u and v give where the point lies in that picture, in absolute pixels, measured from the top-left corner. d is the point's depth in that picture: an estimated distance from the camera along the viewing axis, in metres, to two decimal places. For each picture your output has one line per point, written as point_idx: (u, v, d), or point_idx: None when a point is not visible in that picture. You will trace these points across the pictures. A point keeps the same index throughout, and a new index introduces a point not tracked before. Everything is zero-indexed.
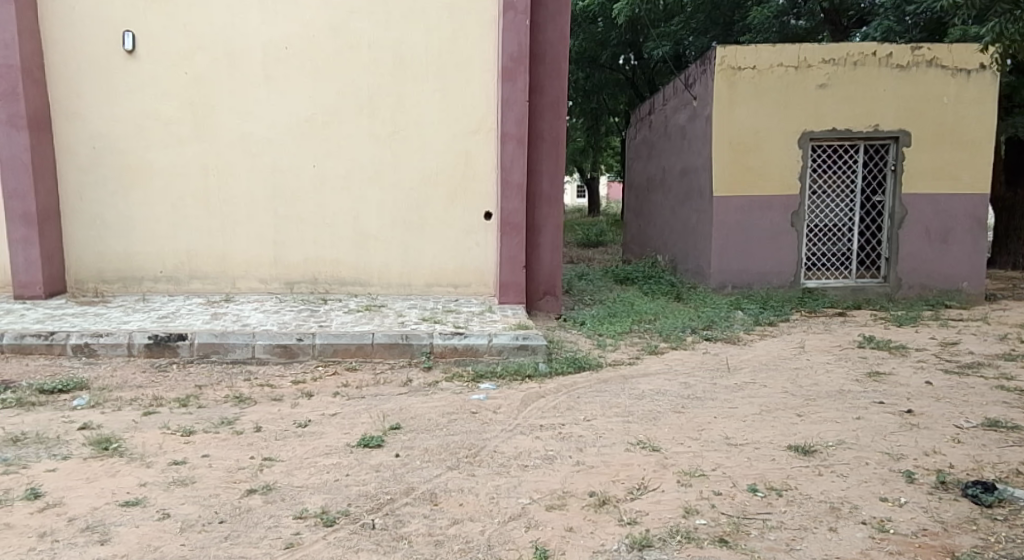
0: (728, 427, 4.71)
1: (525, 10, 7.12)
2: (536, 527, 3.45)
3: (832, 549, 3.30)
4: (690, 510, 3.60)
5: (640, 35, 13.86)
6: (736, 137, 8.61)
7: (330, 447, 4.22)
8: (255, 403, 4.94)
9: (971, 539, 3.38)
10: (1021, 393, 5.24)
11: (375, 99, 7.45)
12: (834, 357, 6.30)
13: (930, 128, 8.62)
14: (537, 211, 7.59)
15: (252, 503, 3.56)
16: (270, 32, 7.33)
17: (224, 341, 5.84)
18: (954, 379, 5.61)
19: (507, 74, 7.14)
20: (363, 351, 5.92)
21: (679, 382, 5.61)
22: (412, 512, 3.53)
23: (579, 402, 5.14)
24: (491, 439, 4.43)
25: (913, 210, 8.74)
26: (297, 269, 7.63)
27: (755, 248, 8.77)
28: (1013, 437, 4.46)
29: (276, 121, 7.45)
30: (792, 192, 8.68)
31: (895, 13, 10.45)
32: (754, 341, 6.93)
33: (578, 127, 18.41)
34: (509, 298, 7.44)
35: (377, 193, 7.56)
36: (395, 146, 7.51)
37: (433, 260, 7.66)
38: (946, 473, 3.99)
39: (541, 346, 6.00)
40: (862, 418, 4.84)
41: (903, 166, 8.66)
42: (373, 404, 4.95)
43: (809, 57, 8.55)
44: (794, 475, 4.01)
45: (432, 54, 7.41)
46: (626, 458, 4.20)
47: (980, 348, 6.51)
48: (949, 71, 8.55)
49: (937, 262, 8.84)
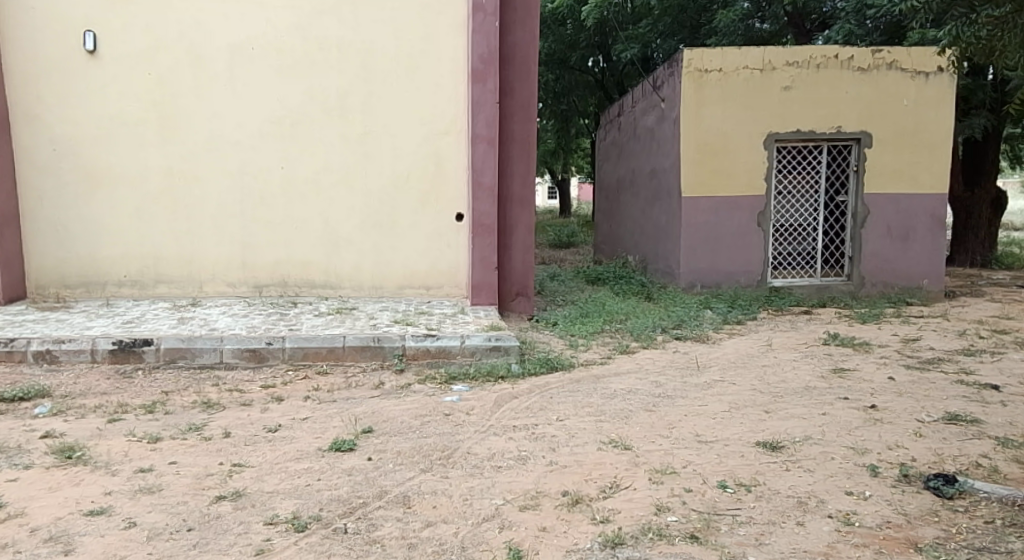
0: (699, 424, 4.78)
1: (494, 11, 7.15)
2: (510, 527, 3.47)
3: (800, 543, 3.36)
4: (662, 507, 3.65)
5: (608, 37, 13.97)
6: (703, 138, 8.71)
7: (301, 451, 4.20)
8: (223, 408, 4.91)
9: (933, 530, 3.46)
10: (980, 387, 5.39)
11: (344, 100, 7.43)
12: (800, 354, 6.41)
13: (891, 130, 8.81)
14: (508, 213, 7.63)
15: (221, 509, 3.54)
16: (235, 32, 7.27)
17: (191, 346, 5.78)
18: (916, 374, 5.75)
19: (477, 75, 7.17)
20: (334, 355, 5.89)
21: (650, 381, 5.67)
22: (384, 515, 3.54)
23: (552, 402, 5.18)
24: (464, 441, 4.45)
25: (876, 209, 8.92)
26: (266, 272, 7.58)
27: (722, 247, 8.88)
28: (972, 430, 4.58)
29: (243, 122, 7.39)
30: (758, 192, 8.81)
31: (856, 17, 10.63)
32: (723, 339, 7.03)
33: (548, 129, 18.48)
34: (481, 300, 7.44)
35: (347, 196, 7.54)
36: (365, 147, 7.49)
37: (404, 262, 7.65)
38: (908, 466, 4.09)
39: (514, 347, 6.04)
40: (827, 413, 4.94)
41: (865, 167, 8.83)
42: (344, 408, 4.94)
43: (774, 59, 8.70)
44: (762, 471, 4.08)
45: (401, 55, 7.42)
46: (598, 457, 4.24)
47: (940, 344, 6.67)
48: (908, 74, 8.75)
49: (899, 260, 9.03)
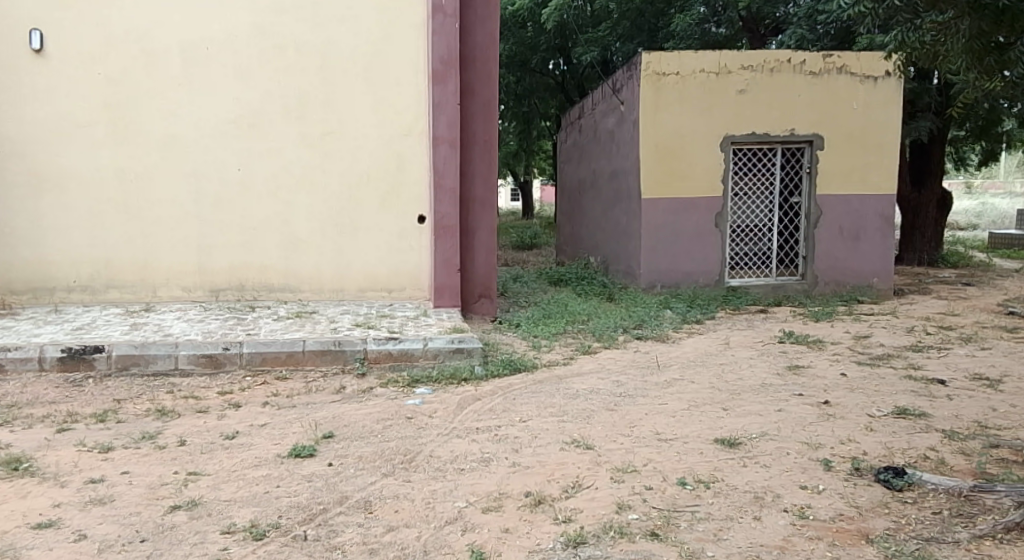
0: (659, 423, 4.86)
1: (453, 13, 7.18)
2: (472, 530, 3.50)
3: (757, 537, 3.44)
4: (623, 506, 3.71)
5: (568, 40, 14.09)
6: (662, 141, 8.82)
7: (259, 458, 4.17)
8: (179, 416, 4.85)
9: (884, 522, 3.56)
10: (928, 381, 5.57)
11: (302, 101, 7.38)
12: (756, 352, 6.55)
13: (841, 133, 9.04)
14: (470, 215, 7.67)
15: (175, 519, 3.50)
16: (190, 31, 7.19)
17: (144, 353, 5.69)
18: (867, 369, 5.92)
19: (438, 76, 7.20)
20: (293, 360, 5.86)
21: (612, 380, 5.75)
22: (345, 521, 3.53)
23: (515, 403, 5.22)
24: (428, 444, 4.46)
25: (829, 210, 9.13)
26: (222, 276, 7.49)
27: (681, 248, 9.01)
28: (920, 424, 4.72)
29: (199, 123, 7.30)
30: (715, 194, 8.96)
31: (808, 22, 10.88)
32: (682, 338, 7.15)
33: (510, 131, 18.57)
34: (444, 302, 7.45)
35: (307, 197, 7.49)
36: (324, 148, 7.45)
37: (364, 264, 7.63)
38: (860, 460, 4.21)
39: (477, 349, 6.08)
40: (783, 410, 5.06)
41: (817, 169, 9.03)
42: (304, 413, 4.92)
43: (729, 63, 8.85)
44: (720, 467, 4.17)
45: (361, 55, 7.40)
46: (560, 457, 4.29)
47: (890, 340, 6.87)
48: (858, 78, 8.99)
49: (851, 260, 9.26)
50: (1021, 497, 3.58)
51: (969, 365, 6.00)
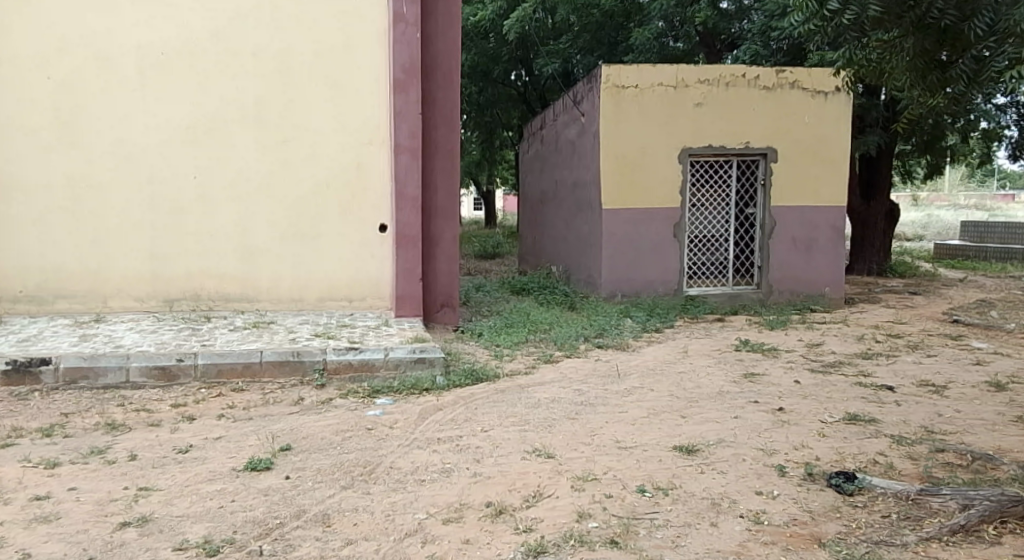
0: (619, 430, 4.92)
1: (415, 22, 7.21)
2: (432, 542, 3.50)
3: (713, 543, 3.50)
4: (583, 514, 3.75)
5: (530, 52, 14.21)
6: (621, 152, 8.93)
7: (213, 472, 4.13)
8: (130, 429, 4.78)
9: (835, 526, 3.65)
10: (877, 388, 5.72)
11: (261, 109, 7.33)
12: (713, 360, 6.67)
13: (794, 147, 9.25)
14: (432, 224, 7.69)
15: (125, 536, 3.44)
16: (144, 36, 7.11)
17: (94, 365, 5.58)
18: (820, 376, 6.06)
19: (399, 85, 7.22)
20: (250, 371, 5.80)
21: (573, 389, 5.80)
22: (303, 535, 3.52)
23: (477, 413, 5.23)
24: (388, 455, 4.46)
25: (783, 221, 9.33)
26: (177, 285, 7.38)
27: (641, 258, 9.12)
28: (870, 429, 4.86)
29: (153, 130, 7.21)
30: (674, 205, 9.10)
31: (762, 38, 11.13)
32: (642, 346, 7.24)
33: (473, 140, 18.66)
34: (405, 311, 7.44)
35: (266, 206, 7.43)
36: (283, 155, 7.41)
37: (324, 272, 7.59)
38: (813, 465, 4.31)
39: (439, 358, 6.09)
40: (739, 416, 5.16)
41: (771, 181, 9.23)
42: (261, 426, 4.88)
43: (686, 77, 9.01)
44: (677, 474, 4.24)
45: (320, 62, 7.38)
46: (522, 467, 4.32)
47: (841, 348, 7.04)
48: (809, 93, 9.22)
49: (804, 269, 9.47)
50: (965, 500, 3.70)
51: (916, 371, 6.18)
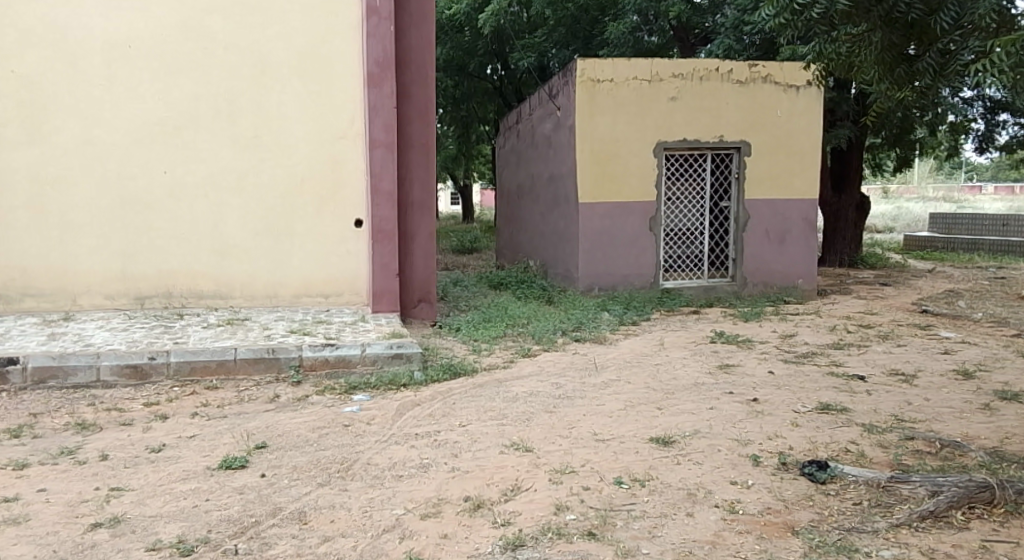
0: (596, 423, 4.95)
1: (388, 16, 7.17)
2: (410, 537, 3.50)
3: (689, 533, 3.54)
4: (561, 507, 3.77)
5: (505, 45, 14.19)
6: (598, 146, 8.95)
7: (187, 471, 4.10)
8: (101, 429, 4.73)
9: (808, 514, 3.70)
10: (849, 377, 5.81)
11: (233, 103, 7.27)
12: (689, 351, 6.72)
13: (767, 140, 9.33)
14: (408, 219, 7.67)
15: (96, 538, 3.41)
16: (111, 29, 7.00)
17: (63, 364, 5.51)
18: (793, 367, 6.14)
19: (374, 80, 7.18)
20: (224, 369, 5.75)
21: (551, 383, 5.82)
22: (279, 533, 3.50)
23: (454, 408, 5.24)
24: (365, 451, 4.45)
25: (757, 214, 9.42)
26: (148, 283, 7.30)
27: (617, 251, 9.16)
28: (842, 418, 4.93)
29: (122, 125, 7.11)
30: (650, 199, 9.15)
31: (735, 32, 11.19)
32: (619, 339, 7.28)
33: (449, 134, 18.62)
34: (383, 307, 7.42)
35: (239, 202, 7.36)
36: (255, 150, 7.35)
37: (300, 268, 7.54)
38: (787, 455, 4.37)
39: (416, 354, 6.09)
40: (714, 407, 5.21)
41: (745, 174, 9.31)
42: (236, 424, 4.85)
43: (660, 71, 9.03)
44: (654, 466, 4.27)
45: (292, 56, 7.32)
46: (500, 461, 4.33)
47: (814, 338, 7.13)
48: (782, 87, 9.30)
49: (777, 261, 9.57)
50: (934, 487, 3.76)
51: (886, 361, 6.28)
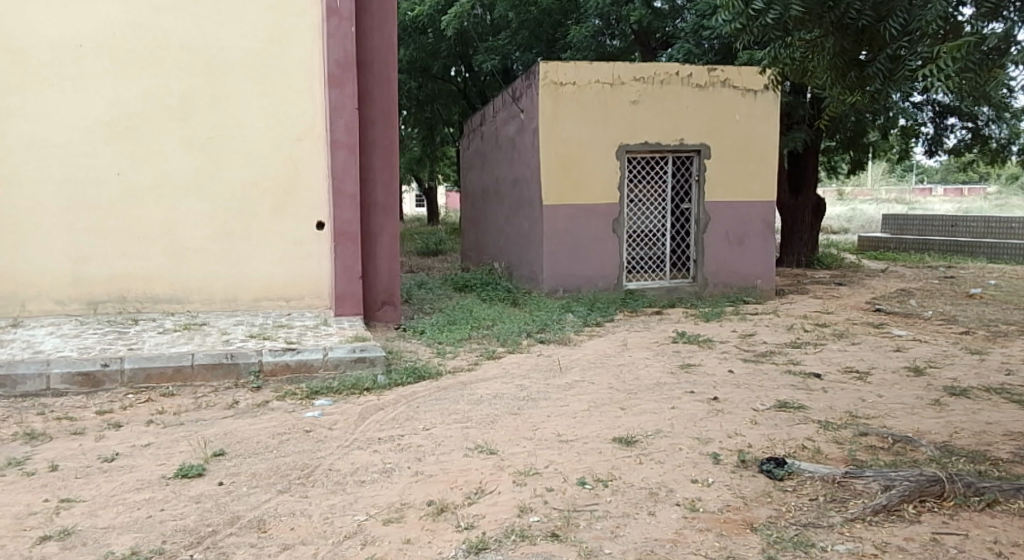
0: (560, 424, 4.97)
1: (349, 17, 7.13)
2: (372, 543, 3.49)
3: (651, 532, 3.57)
4: (525, 509, 3.78)
5: (469, 48, 14.21)
6: (561, 148, 8.99)
7: (142, 481, 4.03)
8: (51, 439, 4.63)
9: (766, 510, 3.76)
10: (806, 375, 5.92)
11: (189, 103, 7.16)
12: (652, 352, 6.79)
13: (726, 144, 9.47)
14: (370, 221, 7.63)
15: (46, 550, 3.34)
16: (61, 28, 6.86)
17: (11, 373, 5.38)
18: (753, 365, 6.24)
19: (334, 80, 7.14)
20: (181, 375, 5.67)
21: (515, 384, 5.83)
22: (237, 542, 3.46)
23: (418, 411, 5.23)
24: (326, 457, 4.42)
25: (717, 216, 9.55)
26: (101, 287, 7.16)
27: (581, 252, 9.21)
28: (799, 415, 5.02)
29: (74, 126, 6.97)
30: (613, 201, 9.22)
31: (694, 37, 11.35)
32: (584, 340, 7.32)
33: (414, 136, 18.59)
34: (345, 310, 7.38)
35: (196, 204, 7.26)
36: (212, 152, 7.25)
37: (259, 272, 7.46)
38: (745, 452, 4.43)
39: (379, 357, 6.07)
40: (676, 407, 5.27)
41: (705, 177, 9.43)
42: (193, 431, 4.78)
43: (622, 75, 9.10)
44: (617, 465, 4.31)
45: (250, 56, 7.25)
46: (464, 464, 4.33)
47: (772, 337, 7.25)
48: (740, 91, 9.44)
49: (737, 262, 9.72)
50: (886, 481, 3.85)
51: (841, 359, 6.41)
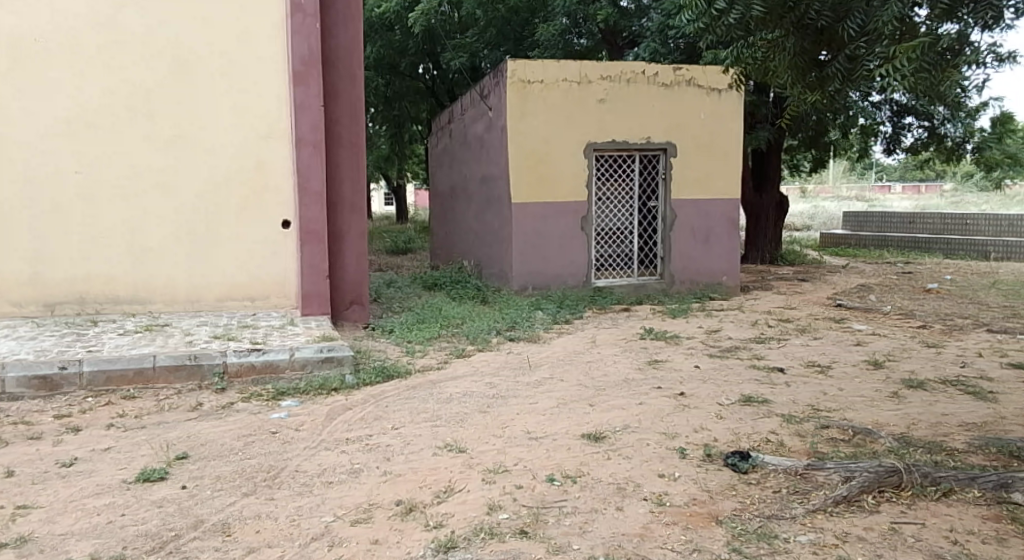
0: (530, 422, 4.99)
1: (313, 13, 7.07)
2: (340, 544, 3.47)
3: (618, 527, 3.60)
4: (494, 506, 3.79)
5: (437, 45, 14.18)
6: (529, 146, 9.00)
7: (101, 486, 3.97)
8: (8, 444, 4.54)
9: (732, 503, 3.81)
10: (770, 370, 6.01)
11: (149, 100, 7.05)
12: (620, 348, 6.84)
13: (691, 142, 9.56)
14: (337, 220, 7.58)
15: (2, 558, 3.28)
16: (15, 22, 6.71)
17: None
18: (718, 361, 6.32)
19: (299, 77, 7.07)
20: (142, 377, 5.59)
21: (484, 383, 5.84)
22: (200, 547, 3.42)
23: (387, 411, 5.21)
24: (293, 459, 4.39)
25: (683, 214, 9.64)
26: (60, 289, 7.03)
27: (550, 250, 9.23)
28: (763, 409, 5.09)
29: (29, 123, 6.83)
30: (581, 199, 9.26)
31: (660, 36, 11.42)
32: (553, 338, 7.34)
33: (382, 134, 18.51)
34: (312, 309, 7.33)
35: (158, 203, 7.16)
36: (174, 150, 7.14)
37: (224, 271, 7.37)
38: (711, 447, 4.49)
39: (347, 357, 6.03)
40: (643, 403, 5.31)
41: (671, 175, 9.51)
42: (155, 434, 4.72)
43: (589, 73, 9.13)
44: (586, 461, 4.34)
45: (212, 52, 7.15)
46: (433, 463, 4.33)
47: (737, 333, 7.34)
48: (704, 90, 9.53)
49: (703, 260, 9.83)
50: (847, 472, 3.92)
51: (804, 353, 6.51)
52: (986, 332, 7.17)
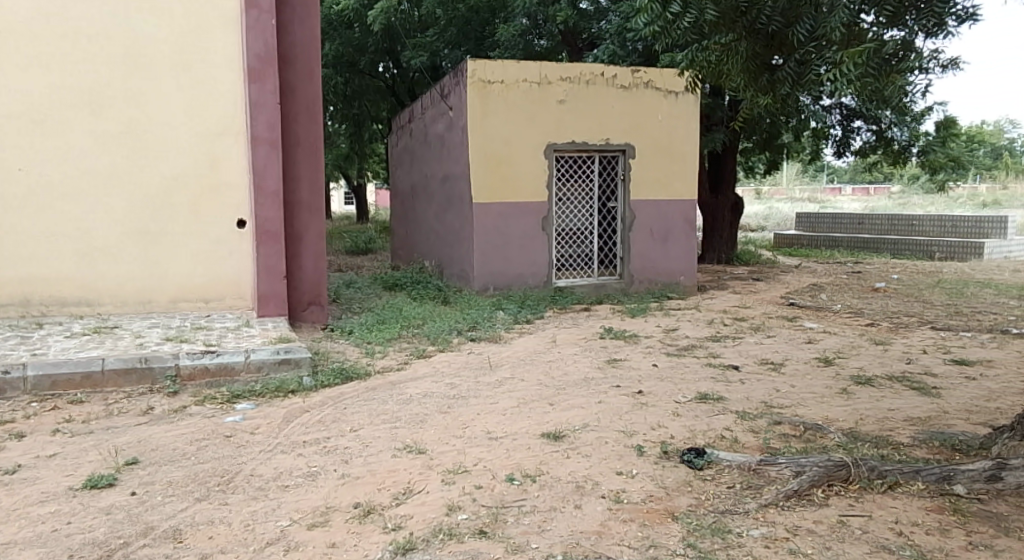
0: (489, 422, 4.99)
1: (269, 9, 6.99)
2: (296, 548, 3.44)
3: (577, 525, 3.63)
4: (452, 507, 3.79)
5: (397, 44, 14.12)
6: (490, 146, 9.00)
7: (46, 493, 3.87)
8: None
9: (687, 499, 3.86)
10: (725, 367, 6.11)
11: (102, 97, 6.90)
12: (579, 347, 6.88)
13: (649, 143, 9.66)
14: (294, 220, 7.50)
15: None
16: None
17: None
18: (675, 359, 6.39)
19: (255, 75, 6.98)
20: (90, 381, 5.46)
21: (444, 383, 5.83)
22: (150, 554, 3.36)
23: (345, 413, 5.16)
24: (248, 463, 4.33)
25: (641, 214, 9.73)
26: (6, 289, 6.84)
27: (511, 250, 9.25)
28: (719, 407, 5.16)
29: None
30: (541, 199, 9.29)
31: (618, 39, 11.50)
32: (513, 338, 7.36)
33: (342, 133, 18.36)
34: (269, 310, 7.23)
35: (109, 202, 7.00)
36: (127, 148, 7.01)
37: (177, 272, 7.25)
38: (668, 444, 4.54)
39: (305, 359, 5.97)
40: (602, 401, 5.35)
41: (630, 176, 9.60)
42: (103, 439, 4.61)
43: (549, 74, 9.17)
44: (545, 461, 4.36)
45: (167, 49, 7.03)
46: (391, 465, 4.30)
47: (694, 332, 7.43)
48: (661, 92, 9.64)
49: (662, 260, 9.94)
50: (799, 467, 3.99)
51: (758, 351, 6.62)
52: (931, 329, 7.37)
